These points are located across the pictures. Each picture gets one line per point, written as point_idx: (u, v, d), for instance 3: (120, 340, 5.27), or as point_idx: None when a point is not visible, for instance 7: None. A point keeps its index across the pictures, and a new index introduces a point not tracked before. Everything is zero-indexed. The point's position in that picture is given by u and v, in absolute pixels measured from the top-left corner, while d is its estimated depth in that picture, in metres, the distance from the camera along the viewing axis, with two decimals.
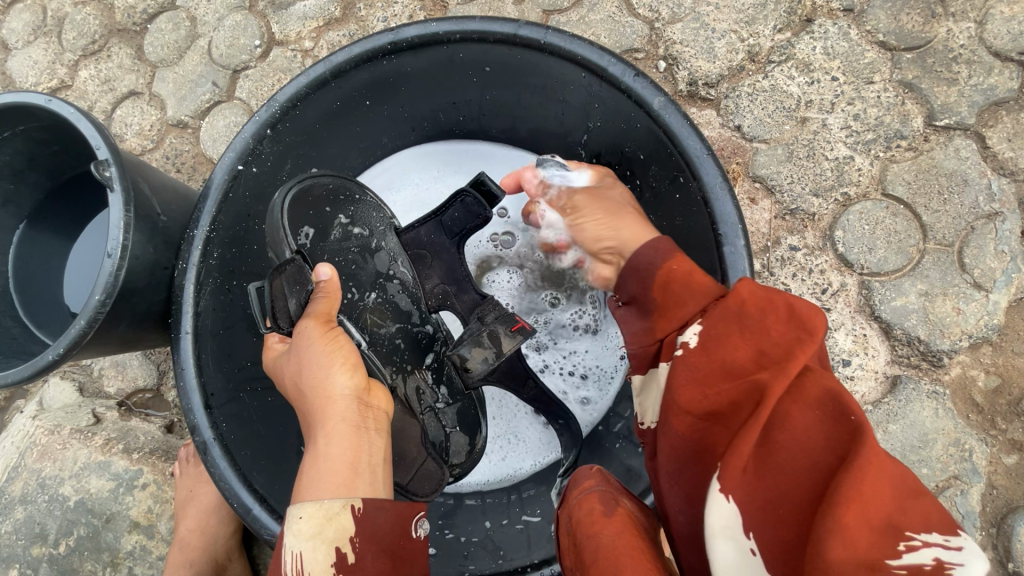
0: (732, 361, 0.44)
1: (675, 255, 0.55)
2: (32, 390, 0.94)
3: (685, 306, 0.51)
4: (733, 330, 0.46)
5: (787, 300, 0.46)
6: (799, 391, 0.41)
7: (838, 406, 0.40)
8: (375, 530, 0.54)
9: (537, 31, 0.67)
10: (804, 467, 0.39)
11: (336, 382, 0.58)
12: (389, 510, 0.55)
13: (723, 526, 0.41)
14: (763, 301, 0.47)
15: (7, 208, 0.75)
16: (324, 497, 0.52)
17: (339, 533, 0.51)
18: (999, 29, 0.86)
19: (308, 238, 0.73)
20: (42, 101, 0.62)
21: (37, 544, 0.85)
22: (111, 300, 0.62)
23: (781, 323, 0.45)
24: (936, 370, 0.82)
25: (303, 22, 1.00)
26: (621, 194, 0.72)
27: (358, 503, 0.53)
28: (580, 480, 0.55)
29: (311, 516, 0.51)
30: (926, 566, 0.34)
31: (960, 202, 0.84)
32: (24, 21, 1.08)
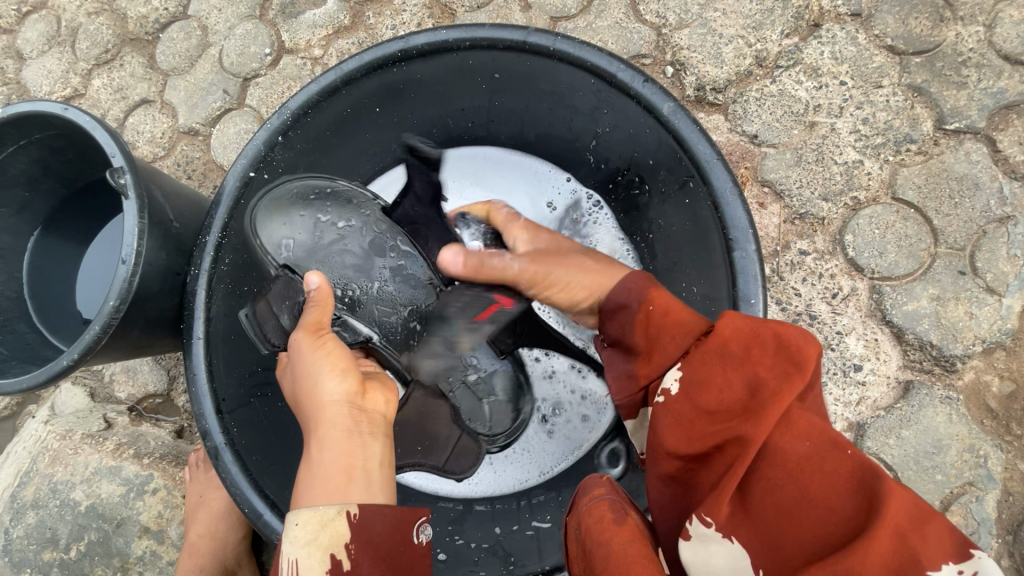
0: (716, 405, 0.44)
1: (653, 295, 0.55)
2: (45, 395, 0.95)
3: (671, 347, 0.50)
4: (718, 372, 0.45)
5: (772, 330, 0.45)
6: (792, 433, 0.41)
7: (831, 445, 0.40)
8: (373, 537, 0.52)
9: (545, 38, 0.68)
10: (806, 508, 0.39)
11: (326, 388, 0.58)
12: (388, 516, 0.53)
13: (732, 567, 0.40)
14: (745, 337, 0.46)
15: (23, 214, 0.75)
16: (318, 503, 0.51)
17: (334, 539, 0.50)
18: (1009, 32, 0.86)
19: (293, 247, 0.78)
20: (59, 110, 0.63)
21: (48, 549, 0.85)
22: (125, 306, 0.62)
23: (766, 357, 0.44)
24: (949, 376, 0.81)
25: (312, 30, 1.01)
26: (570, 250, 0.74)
27: (354, 509, 0.51)
28: (591, 487, 0.54)
29: (307, 521, 0.50)
30: None
31: (971, 206, 0.83)
32: (38, 31, 1.09)
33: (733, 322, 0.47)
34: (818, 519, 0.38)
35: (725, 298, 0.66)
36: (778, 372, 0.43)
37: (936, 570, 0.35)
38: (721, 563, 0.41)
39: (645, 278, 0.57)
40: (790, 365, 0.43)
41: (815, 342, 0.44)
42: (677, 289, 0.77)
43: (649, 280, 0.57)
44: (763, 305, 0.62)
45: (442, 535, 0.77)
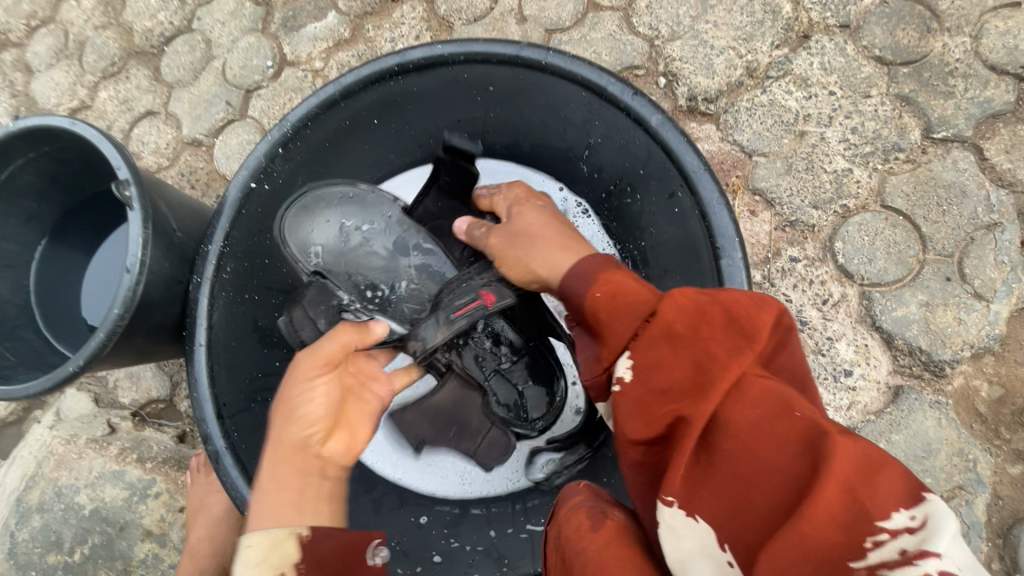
0: (667, 382, 0.44)
1: (601, 281, 0.54)
2: (51, 400, 0.97)
3: (620, 326, 0.49)
4: (666, 350, 0.46)
5: (721, 306, 0.46)
6: (738, 402, 0.41)
7: (779, 407, 0.40)
8: (323, 558, 0.52)
9: (537, 52, 0.69)
10: (758, 475, 0.39)
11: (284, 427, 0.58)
12: (338, 538, 0.54)
13: (701, 545, 0.41)
14: (691, 313, 0.46)
15: (31, 224, 0.77)
16: (270, 526, 0.52)
17: (285, 559, 0.50)
18: (995, 43, 0.88)
19: (319, 256, 0.81)
20: (67, 124, 0.65)
21: (52, 552, 0.87)
22: (130, 314, 0.64)
23: (714, 329, 0.45)
24: (938, 381, 0.82)
25: (313, 43, 1.04)
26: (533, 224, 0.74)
27: (305, 531, 0.52)
28: (569, 497, 0.56)
29: (258, 543, 0.51)
30: (891, 561, 0.33)
31: (959, 213, 0.85)
32: (47, 44, 1.12)
33: (679, 299, 0.47)
34: (773, 484, 0.38)
35: None
36: (725, 344, 0.43)
37: (890, 520, 0.35)
38: (691, 544, 0.41)
39: (598, 260, 0.57)
40: (738, 337, 0.44)
41: (761, 311, 0.45)
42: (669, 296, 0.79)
43: (606, 257, 0.57)
44: None
45: (436, 538, 0.78)
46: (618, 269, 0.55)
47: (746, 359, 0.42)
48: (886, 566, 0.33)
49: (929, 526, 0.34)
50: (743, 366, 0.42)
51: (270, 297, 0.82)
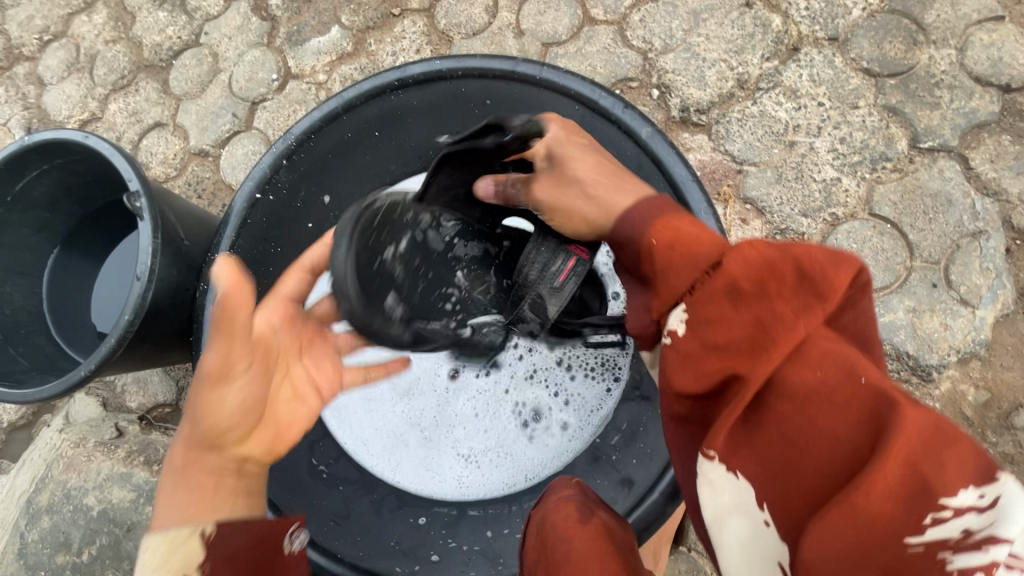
0: (725, 338, 0.42)
1: (657, 229, 0.52)
2: (60, 404, 1.00)
3: (676, 278, 0.47)
4: (725, 303, 0.43)
5: (793, 258, 0.42)
6: (799, 364, 0.39)
7: (844, 371, 0.38)
8: (232, 554, 0.50)
9: (532, 67, 0.72)
10: (815, 441, 0.37)
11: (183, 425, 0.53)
12: (249, 532, 0.51)
13: (737, 502, 0.42)
14: (759, 267, 0.43)
15: (43, 233, 0.80)
16: (170, 527, 0.49)
17: (186, 563, 0.47)
18: (980, 55, 0.90)
19: (395, 301, 0.63)
20: (80, 138, 0.68)
21: (61, 552, 0.89)
22: (139, 320, 0.67)
23: (777, 285, 0.41)
24: (926, 385, 0.84)
25: (317, 56, 1.07)
26: (579, 172, 0.65)
27: (210, 528, 0.49)
28: (559, 489, 0.59)
29: (156, 547, 0.48)
30: (952, 538, 0.33)
31: (945, 220, 0.87)
32: (59, 58, 1.16)
33: (746, 253, 0.44)
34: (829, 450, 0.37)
35: None
36: (793, 303, 0.40)
37: (958, 498, 0.33)
38: (727, 501, 0.43)
39: (655, 205, 0.56)
40: (807, 295, 0.40)
41: (841, 268, 0.41)
42: None
43: (664, 205, 0.55)
44: None
45: (435, 538, 0.81)
46: (675, 218, 0.52)
47: (813, 320, 0.40)
48: (945, 543, 0.33)
49: (998, 508, 0.33)
50: (808, 326, 0.39)
51: None
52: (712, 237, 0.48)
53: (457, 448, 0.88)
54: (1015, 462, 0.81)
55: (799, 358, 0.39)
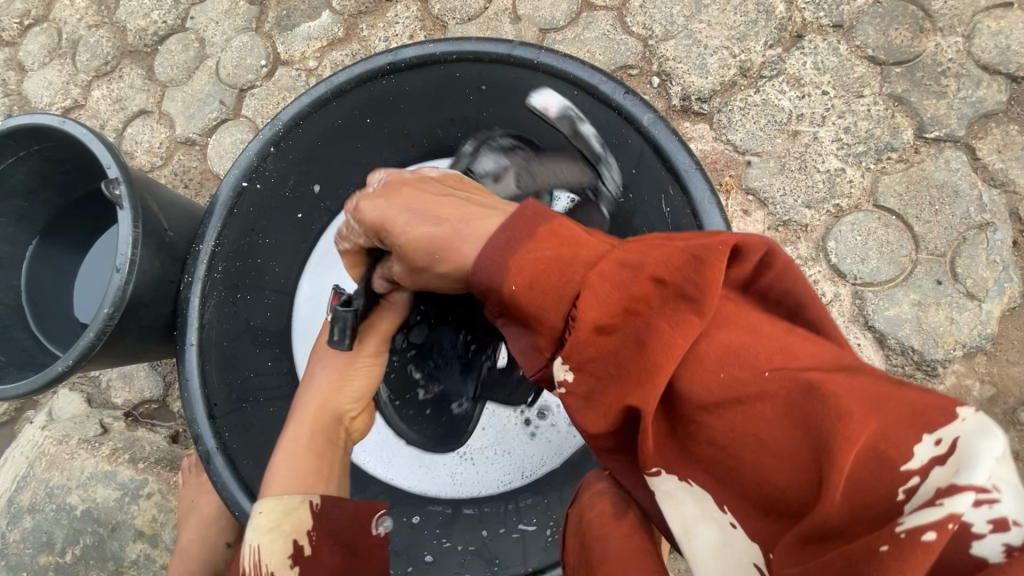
0: (618, 364, 0.38)
1: (514, 268, 0.42)
2: (43, 401, 0.97)
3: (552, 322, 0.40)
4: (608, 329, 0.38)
5: (650, 270, 0.37)
6: (700, 376, 0.35)
7: (744, 368, 0.35)
8: (332, 524, 0.54)
9: (530, 51, 0.70)
10: (746, 445, 0.34)
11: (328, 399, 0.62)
12: (348, 508, 0.56)
13: (702, 512, 0.38)
14: (627, 288, 0.37)
15: (21, 224, 0.77)
16: (284, 493, 0.54)
17: (298, 527, 0.52)
18: (987, 43, 0.88)
19: (461, 402, 0.81)
20: (56, 123, 0.65)
21: (44, 553, 0.86)
22: (119, 313, 0.64)
23: (654, 297, 0.37)
24: (930, 380, 0.82)
25: (307, 42, 1.04)
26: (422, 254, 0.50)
27: (317, 499, 0.54)
28: (590, 483, 0.56)
29: (270, 510, 0.52)
30: (934, 501, 0.29)
31: (951, 212, 0.85)
32: (40, 43, 1.12)
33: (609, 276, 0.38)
34: (763, 454, 0.34)
35: None
36: (669, 313, 0.36)
37: (912, 458, 0.30)
38: (692, 509, 0.39)
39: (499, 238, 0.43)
40: (679, 300, 0.36)
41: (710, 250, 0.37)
42: None
43: (522, 219, 0.44)
44: None
45: (429, 538, 0.78)
46: (534, 243, 0.42)
47: (697, 324, 0.35)
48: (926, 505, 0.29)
49: (959, 452, 0.29)
50: (693, 333, 0.35)
51: (262, 297, 0.83)
52: (572, 251, 0.40)
53: None
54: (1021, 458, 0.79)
55: (699, 367, 0.35)
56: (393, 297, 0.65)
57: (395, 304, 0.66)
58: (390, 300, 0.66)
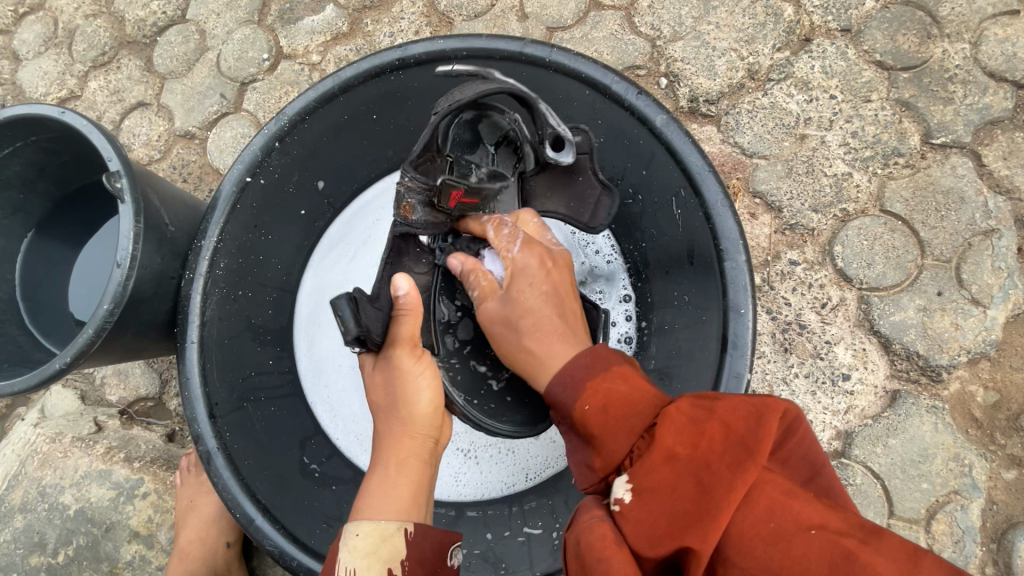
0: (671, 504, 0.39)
1: (585, 393, 0.48)
2: (34, 398, 0.95)
3: (615, 445, 0.45)
4: (659, 461, 0.41)
5: (720, 415, 0.41)
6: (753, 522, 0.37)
7: (794, 523, 0.37)
8: (421, 554, 0.56)
9: (542, 49, 0.69)
10: None
11: (419, 414, 0.61)
12: (434, 536, 0.57)
13: None
14: (699, 425, 0.41)
15: (17, 216, 0.75)
16: (380, 518, 0.55)
17: (393, 555, 0.54)
18: (994, 50, 0.88)
19: None
20: (55, 113, 0.63)
21: (35, 554, 0.85)
22: (119, 310, 0.62)
23: (717, 441, 0.40)
24: (934, 386, 0.82)
25: (311, 36, 1.02)
26: (525, 321, 0.60)
27: (411, 527, 0.55)
28: None
29: (367, 533, 0.54)
30: None
31: (957, 218, 0.85)
32: (35, 32, 1.09)
33: (675, 417, 0.42)
34: None
35: (715, 311, 0.67)
36: (726, 458, 0.39)
37: None
38: None
39: (583, 364, 0.50)
40: (740, 446, 0.39)
41: (770, 412, 0.41)
42: (671, 298, 0.76)
43: (596, 358, 0.50)
44: (752, 312, 0.64)
45: None
46: (606, 374, 0.49)
47: (750, 472, 0.38)
48: None
49: None
50: (750, 481, 0.38)
51: (264, 294, 0.81)
52: (640, 392, 0.46)
53: (457, 442, 0.86)
54: None
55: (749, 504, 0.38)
56: (404, 300, 0.64)
57: (411, 309, 0.64)
58: (402, 305, 0.64)
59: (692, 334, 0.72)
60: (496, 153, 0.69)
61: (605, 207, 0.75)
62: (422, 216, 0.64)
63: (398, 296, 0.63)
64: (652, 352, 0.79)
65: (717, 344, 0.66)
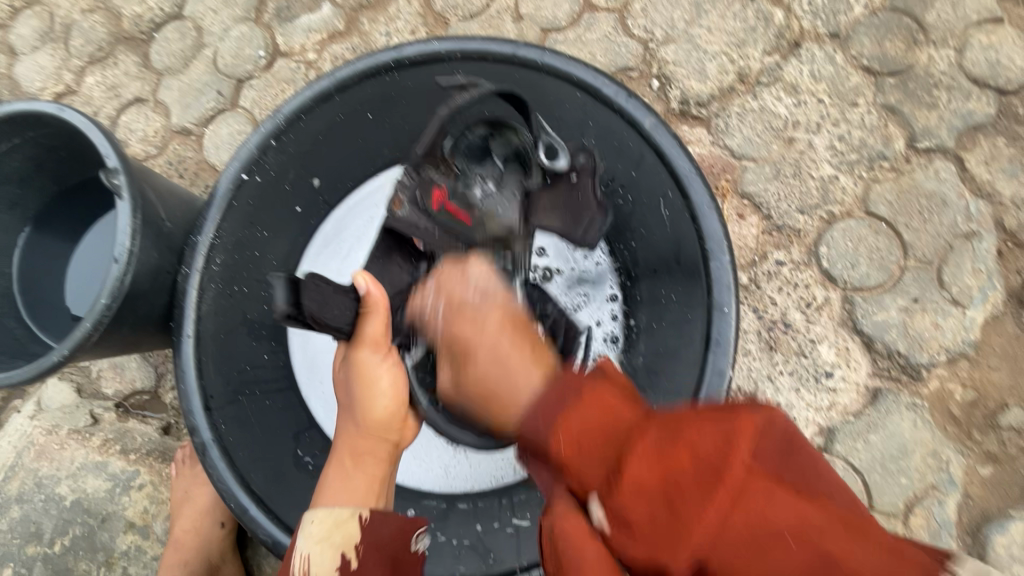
0: (647, 524, 0.37)
1: (561, 427, 0.43)
2: (30, 390, 0.96)
3: (590, 474, 0.40)
4: (641, 489, 0.38)
5: (687, 442, 0.38)
6: (732, 543, 0.36)
7: (774, 534, 0.36)
8: (379, 540, 0.59)
9: (534, 52, 0.71)
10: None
11: (379, 409, 0.64)
12: (394, 523, 0.61)
13: None
14: (665, 455, 0.38)
15: (14, 211, 0.76)
16: (334, 505, 0.58)
17: (346, 540, 0.57)
18: (978, 56, 0.90)
19: None
20: (55, 110, 0.64)
21: (31, 543, 0.86)
22: (116, 305, 0.63)
23: (686, 469, 0.37)
24: (915, 384, 0.84)
25: (307, 35, 1.03)
26: (490, 369, 0.52)
27: (366, 513, 0.59)
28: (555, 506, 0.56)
29: (322, 520, 0.57)
30: None
31: (939, 221, 0.87)
32: (32, 27, 1.10)
33: (642, 446, 0.39)
34: None
35: (700, 310, 0.69)
36: (698, 485, 0.36)
37: None
38: None
39: (554, 395, 0.45)
40: (711, 470, 0.37)
41: (736, 426, 0.38)
42: (657, 297, 0.77)
43: (567, 388, 0.45)
44: (735, 311, 0.67)
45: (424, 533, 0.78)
46: (577, 408, 0.43)
47: (724, 499, 0.36)
48: None
49: None
50: (728, 501, 0.36)
51: (258, 291, 0.82)
52: (613, 413, 0.43)
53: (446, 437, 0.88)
54: (999, 461, 0.82)
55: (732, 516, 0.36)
56: (369, 298, 0.63)
57: (378, 307, 0.63)
58: (367, 305, 0.63)
59: (676, 333, 0.74)
60: (505, 167, 0.73)
61: (597, 225, 0.76)
62: (409, 212, 0.68)
63: (362, 293, 0.63)
64: (640, 350, 0.79)
65: (701, 342, 0.69)
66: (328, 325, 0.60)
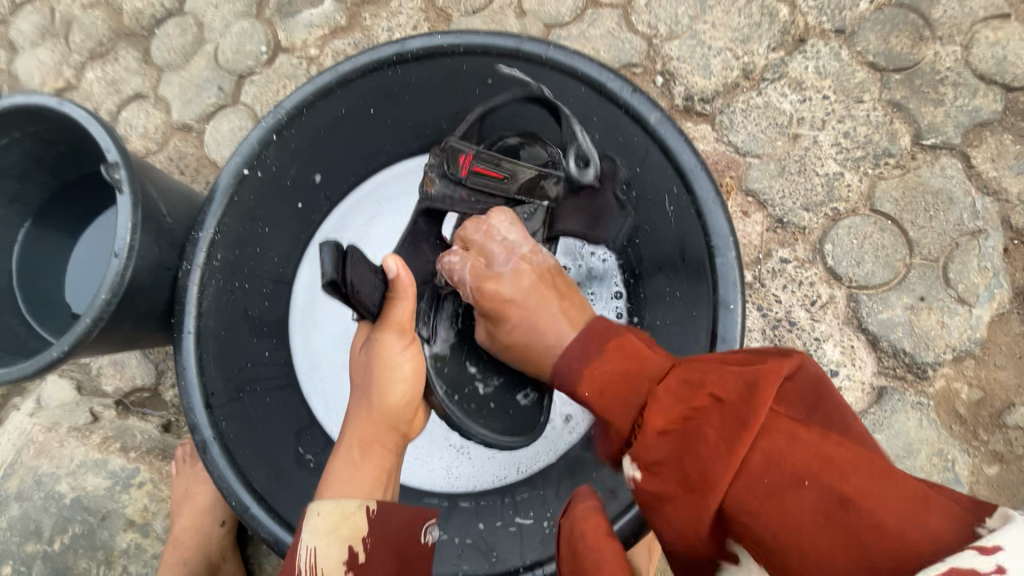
0: (670, 464, 0.41)
1: (587, 378, 0.53)
2: (30, 387, 0.95)
3: (625, 418, 0.48)
4: (662, 426, 0.43)
5: (709, 388, 0.42)
6: (749, 481, 0.37)
7: (788, 474, 0.37)
8: (386, 532, 0.57)
9: (539, 47, 0.70)
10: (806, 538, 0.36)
11: (395, 394, 0.66)
12: (401, 515, 0.59)
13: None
14: (687, 402, 0.42)
15: (13, 207, 0.76)
16: (342, 496, 0.56)
17: (353, 533, 0.55)
18: (985, 53, 0.89)
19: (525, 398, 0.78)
20: (54, 104, 0.63)
21: (31, 541, 0.85)
22: (117, 300, 0.63)
23: (707, 410, 0.40)
24: (921, 383, 0.84)
25: (309, 30, 1.02)
26: (527, 309, 0.70)
27: (373, 505, 0.57)
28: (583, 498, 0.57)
29: (328, 513, 0.55)
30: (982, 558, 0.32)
31: (946, 218, 0.87)
32: (31, 22, 1.09)
33: (664, 398, 0.44)
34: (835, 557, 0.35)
35: (705, 307, 0.68)
36: (720, 427, 0.39)
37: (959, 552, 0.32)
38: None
39: (585, 346, 0.57)
40: (725, 411, 0.40)
41: (757, 373, 0.40)
42: (663, 295, 0.78)
43: (592, 337, 0.57)
44: (741, 309, 0.65)
45: None
46: (604, 361, 0.53)
47: (744, 444, 0.37)
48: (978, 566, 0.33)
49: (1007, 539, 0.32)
50: (745, 442, 0.37)
51: (260, 287, 0.81)
52: (639, 367, 0.50)
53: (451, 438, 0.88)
54: (1005, 460, 0.81)
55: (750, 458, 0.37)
56: (398, 282, 0.65)
57: (406, 292, 0.65)
58: (396, 289, 0.65)
59: (682, 330, 0.73)
60: None
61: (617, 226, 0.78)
62: (440, 187, 0.72)
63: (392, 276, 0.65)
64: None
65: (707, 340, 0.67)
66: (358, 302, 0.63)
